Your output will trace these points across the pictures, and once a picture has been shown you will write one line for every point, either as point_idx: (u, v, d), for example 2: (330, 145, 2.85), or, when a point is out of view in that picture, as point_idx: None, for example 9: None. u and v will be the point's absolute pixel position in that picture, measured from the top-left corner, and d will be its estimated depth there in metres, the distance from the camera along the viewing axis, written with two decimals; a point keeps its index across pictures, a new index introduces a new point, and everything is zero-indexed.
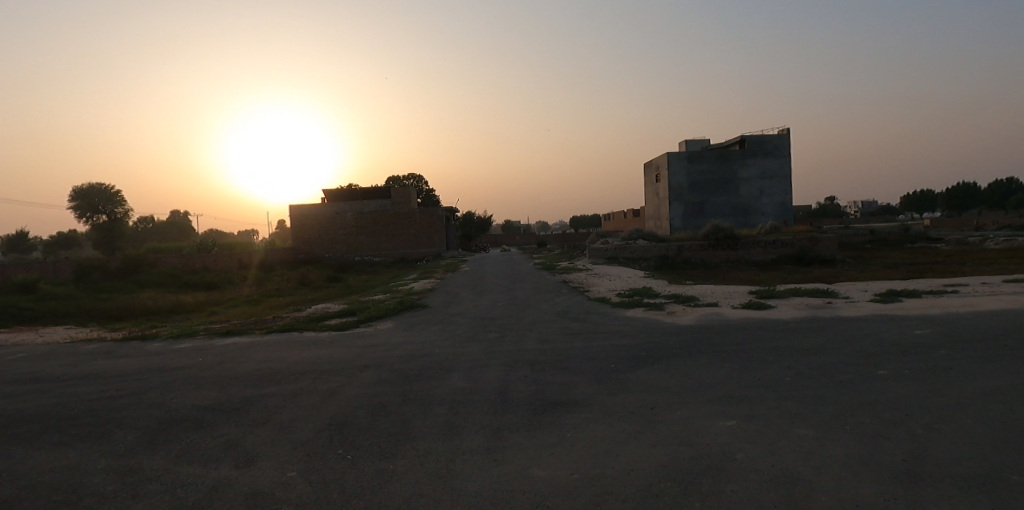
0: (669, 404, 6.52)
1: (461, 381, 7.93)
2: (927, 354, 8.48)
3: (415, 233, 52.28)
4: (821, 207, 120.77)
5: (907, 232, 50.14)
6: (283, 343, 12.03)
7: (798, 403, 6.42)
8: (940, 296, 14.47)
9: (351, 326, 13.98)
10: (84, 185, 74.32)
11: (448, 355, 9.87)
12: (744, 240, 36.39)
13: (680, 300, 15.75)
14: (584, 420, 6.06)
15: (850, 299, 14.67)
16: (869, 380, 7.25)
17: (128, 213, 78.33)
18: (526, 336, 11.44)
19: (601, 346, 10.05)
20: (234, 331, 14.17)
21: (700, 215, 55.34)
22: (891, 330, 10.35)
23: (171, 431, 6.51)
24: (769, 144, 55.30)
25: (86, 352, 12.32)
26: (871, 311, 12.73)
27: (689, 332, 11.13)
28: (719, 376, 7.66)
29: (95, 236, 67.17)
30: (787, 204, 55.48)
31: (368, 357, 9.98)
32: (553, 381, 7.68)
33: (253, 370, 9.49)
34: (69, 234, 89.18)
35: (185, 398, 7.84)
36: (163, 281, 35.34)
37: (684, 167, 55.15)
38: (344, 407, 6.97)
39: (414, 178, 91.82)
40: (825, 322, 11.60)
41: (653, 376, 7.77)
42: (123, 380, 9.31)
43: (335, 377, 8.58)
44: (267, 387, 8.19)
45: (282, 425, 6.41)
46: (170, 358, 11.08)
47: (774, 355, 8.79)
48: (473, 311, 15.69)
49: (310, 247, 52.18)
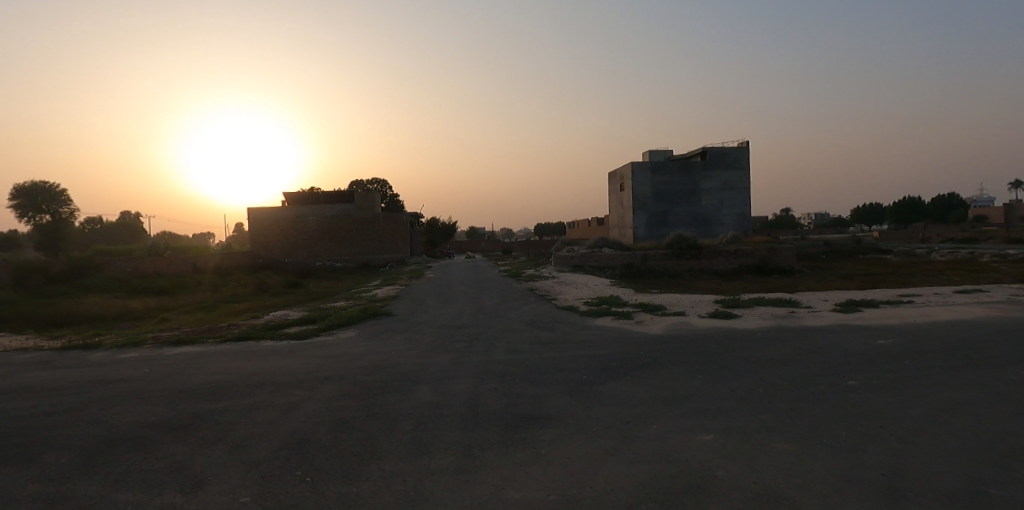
0: (646, 417, 6.35)
1: (428, 394, 7.61)
2: (892, 364, 8.58)
3: (379, 239, 51.38)
4: (777, 218, 124.42)
5: (859, 244, 51.94)
6: (237, 353, 11.37)
7: (774, 415, 6.33)
8: (898, 307, 14.84)
9: (311, 335, 13.42)
10: (27, 183, 70.55)
11: (415, 366, 9.52)
12: (707, 249, 36.96)
13: (648, 308, 15.75)
14: (559, 435, 5.83)
15: (812, 309, 14.92)
16: (842, 392, 7.24)
17: (74, 213, 74.74)
18: (494, 346, 11.15)
19: (572, 356, 9.87)
20: (186, 340, 13.44)
21: (663, 224, 56.13)
22: (856, 341, 10.50)
23: (112, 451, 5.99)
24: (729, 156, 56.61)
25: (19, 363, 11.41)
26: (834, 321, 12.93)
27: (659, 341, 11.07)
28: (693, 387, 7.53)
29: (38, 237, 63.79)
30: (746, 215, 56.84)
31: (329, 368, 9.51)
32: (525, 394, 7.43)
33: (205, 382, 8.93)
34: (10, 234, 84.59)
35: (129, 414, 7.28)
36: (110, 286, 33.64)
37: (649, 177, 55.90)
38: (303, 423, 6.55)
39: (379, 182, 90.59)
40: (791, 332, 11.70)
41: (627, 388, 7.60)
42: (58, 394, 8.61)
43: (295, 390, 8.13)
44: (221, 401, 7.68)
45: (236, 444, 5.96)
46: (113, 369, 10.35)
47: (745, 365, 8.77)
48: (440, 319, 15.34)
49: (269, 251, 50.70)
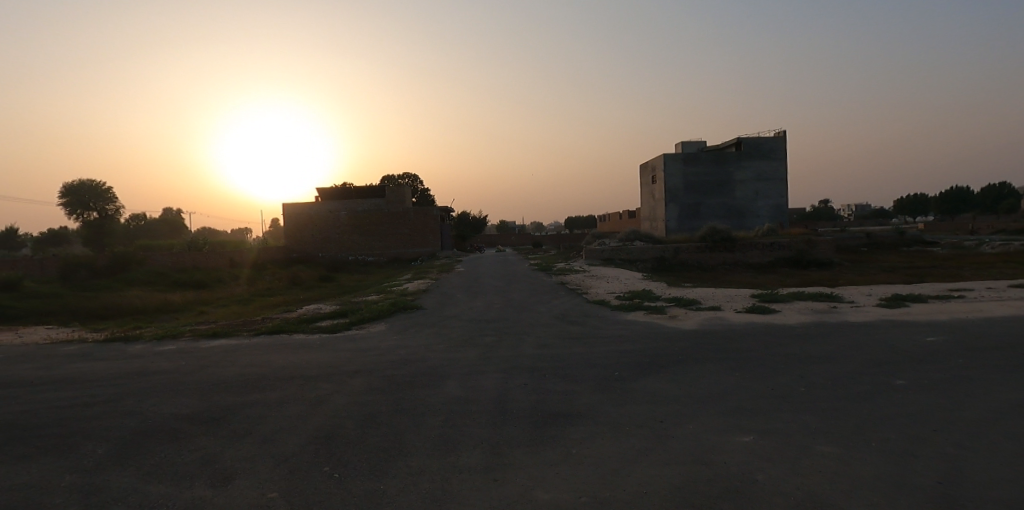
0: (679, 416, 6.11)
1: (455, 390, 7.50)
2: (942, 363, 8.12)
3: (409, 233, 51.77)
4: (816, 210, 120.82)
5: (902, 236, 50.06)
6: (269, 347, 11.51)
7: (816, 417, 6.01)
8: (947, 302, 14.14)
9: (341, 328, 13.51)
10: (73, 182, 73.23)
11: (443, 360, 9.44)
12: (741, 242, 36.10)
13: (681, 303, 15.37)
14: (589, 435, 5.64)
15: (855, 304, 14.34)
16: (890, 392, 6.84)
17: (119, 210, 77.36)
18: (523, 340, 11.00)
19: (602, 352, 9.63)
20: (221, 333, 13.68)
21: (696, 217, 55.06)
22: (903, 337, 10.00)
23: (147, 443, 6.07)
24: (765, 146, 55.14)
25: (64, 354, 11.79)
26: (879, 316, 12.38)
27: (692, 337, 10.75)
28: (728, 386, 7.23)
29: (85, 233, 66.28)
30: (782, 206, 55.36)
31: (358, 362, 9.51)
32: (554, 391, 7.26)
33: (238, 375, 9.02)
34: (60, 231, 88.20)
35: (163, 406, 7.39)
36: (151, 280, 34.69)
37: (680, 169, 54.85)
38: (331, 417, 6.52)
39: (410, 177, 91.21)
40: (832, 327, 11.22)
41: (658, 385, 7.36)
42: (97, 385, 8.81)
43: (323, 384, 8.14)
44: (251, 394, 7.73)
45: (264, 438, 5.95)
46: (150, 362, 10.57)
47: (784, 362, 8.44)
48: (468, 313, 15.28)
49: (303, 246, 51.62)
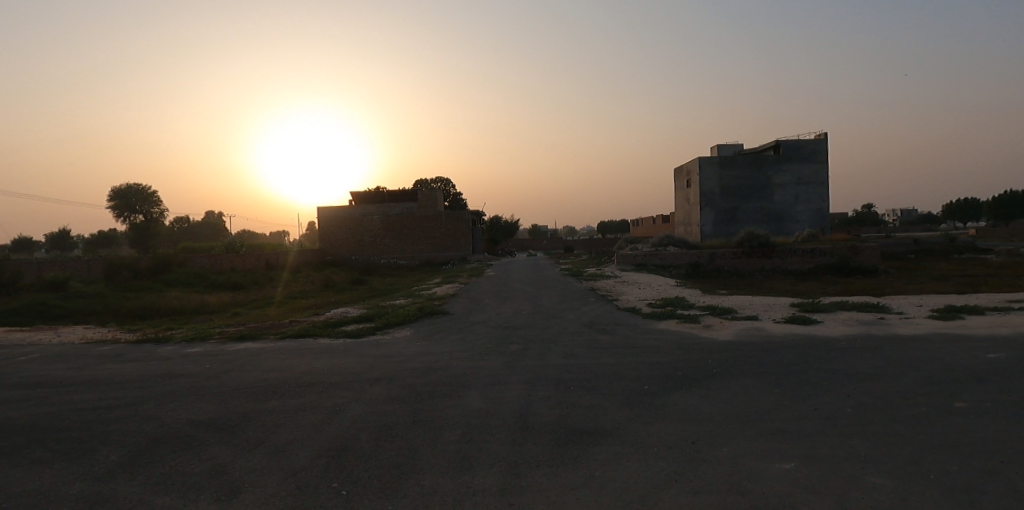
0: (714, 438, 5.67)
1: (477, 402, 7.22)
2: (1006, 383, 7.44)
3: (441, 236, 51.90)
4: (859, 214, 116.83)
5: (952, 242, 47.81)
6: (293, 351, 11.43)
7: (867, 443, 5.49)
8: (1006, 314, 13.18)
9: (366, 333, 13.41)
10: (121, 186, 76.00)
11: (467, 369, 9.18)
12: (780, 248, 34.94)
13: (716, 311, 14.75)
14: (615, 455, 5.27)
15: (904, 315, 13.49)
16: (949, 416, 6.26)
17: (163, 213, 79.96)
18: (550, 349, 10.67)
19: (632, 363, 9.21)
20: (248, 336, 13.68)
21: (732, 221, 53.68)
22: (961, 353, 9.28)
23: (160, 450, 5.95)
24: (805, 149, 53.48)
25: (96, 355, 11.94)
26: (930, 329, 11.61)
27: (728, 348, 10.19)
28: (765, 404, 6.76)
29: (132, 235, 68.69)
30: (823, 211, 53.59)
31: (380, 369, 9.34)
32: (580, 405, 6.90)
33: (259, 380, 8.93)
34: (109, 233, 91.75)
35: (182, 411, 7.30)
36: (190, 281, 35.54)
37: (716, 172, 53.58)
38: (346, 428, 6.31)
39: (443, 181, 91.66)
40: (879, 341, 10.54)
41: (690, 401, 6.94)
42: (121, 388, 8.82)
43: (343, 391, 7.97)
44: (269, 401, 7.58)
45: (276, 449, 5.76)
46: (176, 364, 10.59)
47: (829, 379, 7.88)
48: (496, 320, 15.02)
49: (336, 248, 52.25)
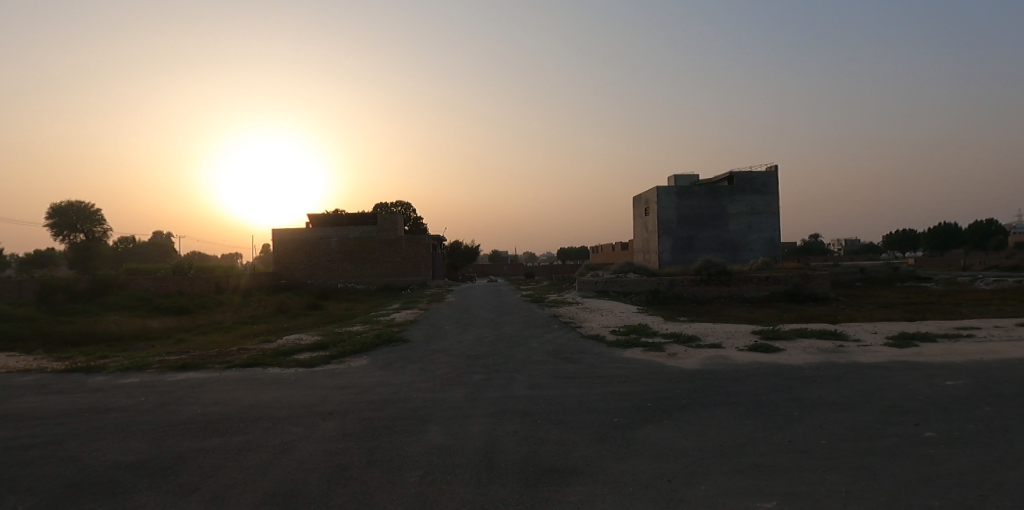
0: (691, 475, 5.40)
1: (439, 438, 6.76)
2: (970, 412, 7.48)
3: (401, 261, 51.02)
4: (806, 244, 121.49)
5: (895, 272, 49.92)
6: (240, 382, 10.66)
7: (846, 480, 5.28)
8: (957, 341, 13.52)
9: (321, 362, 12.68)
10: (62, 203, 72.22)
11: (427, 401, 8.70)
12: (736, 276, 35.71)
13: (680, 339, 14.65)
14: (588, 497, 4.92)
15: (862, 342, 13.69)
16: (920, 447, 6.19)
17: (106, 232, 76.29)
18: (514, 380, 10.29)
19: (599, 394, 8.93)
20: (191, 365, 12.73)
21: (689, 249, 54.77)
22: (922, 381, 9.37)
23: (79, 498, 5.27)
24: (757, 180, 55.29)
25: (15, 386, 10.84)
26: (888, 356, 11.77)
27: (696, 378, 10.02)
28: (737, 438, 6.52)
29: (71, 255, 65.04)
30: (775, 240, 55.32)
31: (334, 402, 8.76)
32: (548, 440, 6.53)
33: (199, 414, 8.21)
34: (47, 253, 86.95)
35: (108, 451, 6.56)
36: (133, 304, 33.62)
37: (674, 201, 54.79)
38: (294, 470, 5.76)
39: (404, 205, 90.83)
40: (842, 369, 10.56)
41: (663, 434, 6.68)
42: (40, 424, 7.95)
43: (292, 426, 7.39)
44: (210, 439, 6.92)
45: (213, 496, 5.17)
46: (108, 397, 9.71)
47: (798, 409, 7.76)
48: (457, 347, 14.57)
49: (291, 272, 50.68)
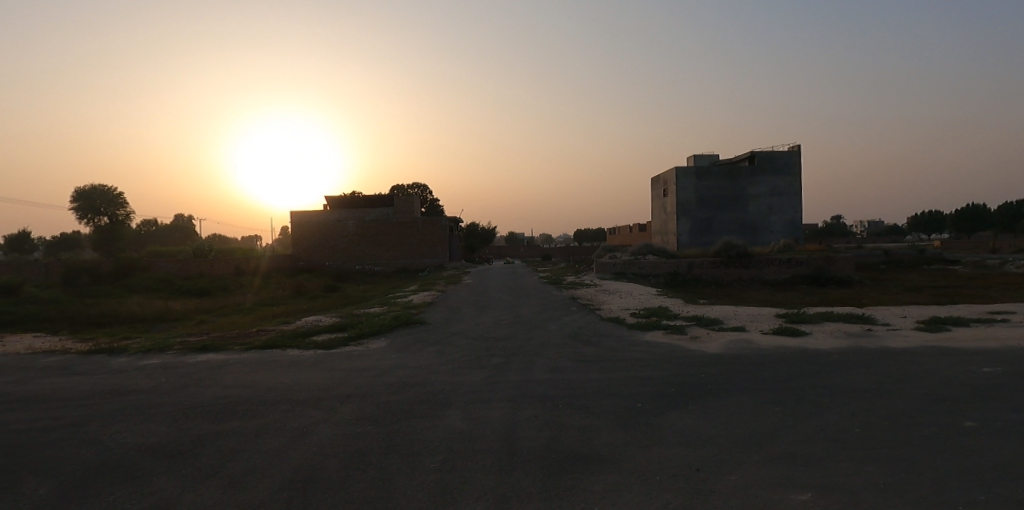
0: (721, 465, 5.19)
1: (458, 422, 6.64)
2: (1010, 400, 7.16)
3: (417, 243, 51.03)
4: (829, 226, 119.48)
5: (921, 254, 48.77)
6: (259, 364, 10.66)
7: (885, 471, 5.04)
8: (991, 326, 13.05)
9: (338, 345, 12.64)
10: (85, 187, 73.39)
11: (445, 385, 8.58)
12: (757, 258, 35.12)
13: (702, 322, 14.34)
14: (613, 486, 4.75)
15: (890, 327, 13.29)
16: (961, 436, 5.91)
17: (129, 215, 77.49)
18: (533, 363, 10.15)
19: (620, 378, 8.74)
20: (211, 347, 12.75)
21: (708, 231, 54.02)
22: (957, 367, 9.02)
23: (98, 482, 5.23)
24: (779, 160, 54.12)
25: (40, 368, 10.96)
26: (920, 342, 11.39)
27: (720, 362, 9.76)
28: (766, 426, 6.29)
29: (96, 237, 66.22)
30: (797, 222, 54.29)
31: (353, 385, 8.68)
32: (570, 426, 6.38)
33: (218, 397, 8.16)
34: (73, 236, 88.68)
35: (128, 434, 6.54)
36: (155, 286, 34.09)
37: (693, 182, 53.90)
38: (313, 455, 5.66)
39: (421, 188, 90.81)
40: (873, 354, 10.23)
41: (689, 422, 6.47)
42: (64, 406, 7.99)
43: (311, 409, 7.32)
44: (230, 422, 6.89)
45: (232, 480, 5.10)
46: (129, 378, 9.75)
47: (829, 396, 7.49)
48: (475, 330, 14.46)
49: (310, 254, 51.00)
